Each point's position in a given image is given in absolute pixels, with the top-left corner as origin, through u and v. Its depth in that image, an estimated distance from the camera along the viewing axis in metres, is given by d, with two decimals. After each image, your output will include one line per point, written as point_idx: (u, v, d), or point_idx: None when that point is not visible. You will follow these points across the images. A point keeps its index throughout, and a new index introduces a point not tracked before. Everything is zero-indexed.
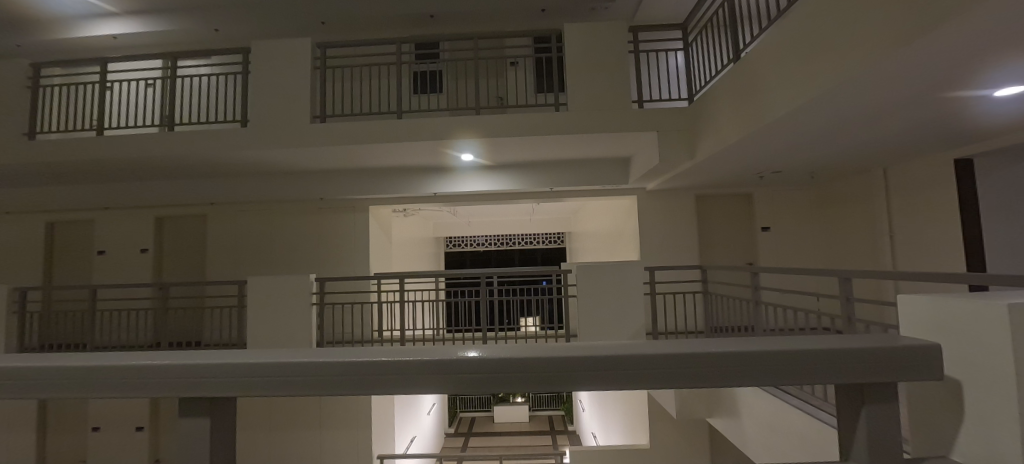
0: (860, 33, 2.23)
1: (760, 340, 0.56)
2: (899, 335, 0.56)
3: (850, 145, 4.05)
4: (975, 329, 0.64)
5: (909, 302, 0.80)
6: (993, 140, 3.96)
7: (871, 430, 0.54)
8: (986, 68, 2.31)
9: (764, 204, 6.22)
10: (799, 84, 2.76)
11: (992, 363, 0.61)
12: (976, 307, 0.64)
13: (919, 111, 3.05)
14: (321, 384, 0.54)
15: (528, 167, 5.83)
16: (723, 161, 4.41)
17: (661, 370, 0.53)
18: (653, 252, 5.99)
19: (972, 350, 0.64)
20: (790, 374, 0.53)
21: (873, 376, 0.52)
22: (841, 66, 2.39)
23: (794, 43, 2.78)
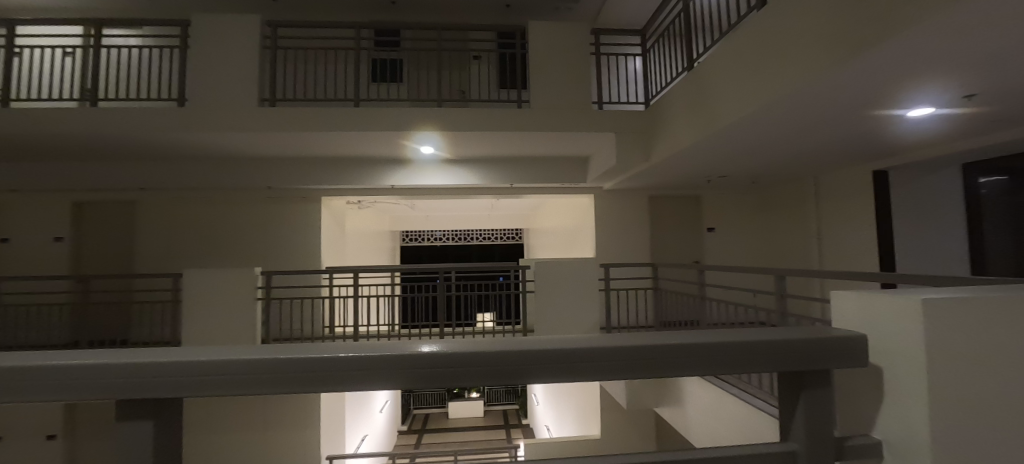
0: (802, 50, 2.39)
1: (707, 332, 0.60)
2: (825, 327, 0.63)
3: (788, 154, 4.35)
4: (882, 319, 0.70)
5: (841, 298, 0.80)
6: (907, 155, 4.40)
7: (809, 410, 0.61)
8: (908, 89, 2.55)
9: (711, 205, 6.55)
10: (747, 95, 2.91)
11: (909, 359, 0.67)
12: (885, 300, 0.70)
13: (846, 126, 3.33)
14: (275, 379, 0.54)
15: (484, 163, 5.77)
16: (675, 164, 4.62)
17: (613, 361, 0.56)
18: (608, 250, 6.15)
19: (889, 345, 0.69)
20: (725, 363, 0.57)
21: (810, 365, 0.57)
22: (785, 80, 2.54)
23: (743, 56, 2.94)
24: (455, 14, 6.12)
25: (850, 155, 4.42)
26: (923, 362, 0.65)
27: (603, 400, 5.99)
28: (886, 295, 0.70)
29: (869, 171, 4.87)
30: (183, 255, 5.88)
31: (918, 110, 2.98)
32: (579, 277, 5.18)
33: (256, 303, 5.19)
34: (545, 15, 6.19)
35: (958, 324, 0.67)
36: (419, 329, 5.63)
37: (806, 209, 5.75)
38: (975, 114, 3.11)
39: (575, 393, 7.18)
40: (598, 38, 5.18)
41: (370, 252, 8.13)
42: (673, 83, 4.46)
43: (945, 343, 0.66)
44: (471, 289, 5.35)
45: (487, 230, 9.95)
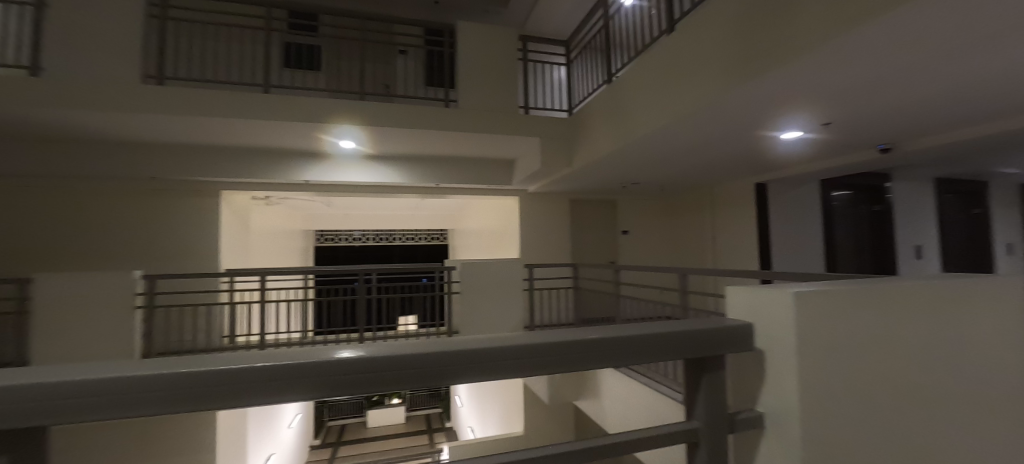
0: (704, 73, 2.67)
1: (582, 329, 0.75)
2: (722, 318, 0.82)
3: (692, 166, 4.82)
4: (763, 311, 0.83)
5: (735, 298, 0.89)
6: (786, 170, 5.08)
7: (708, 393, 0.78)
8: (784, 114, 2.95)
9: (626, 209, 6.99)
10: (656, 111, 3.18)
11: (783, 342, 0.80)
12: (767, 295, 0.82)
13: (737, 143, 3.76)
14: (205, 390, 0.64)
15: (408, 161, 5.61)
16: (595, 170, 4.88)
17: (510, 359, 0.71)
18: (531, 250, 6.30)
19: (769, 332, 0.82)
20: (597, 358, 0.73)
21: (710, 348, 0.76)
22: (689, 99, 2.81)
23: (654, 73, 3.19)
24: (379, 5, 5.89)
25: (741, 169, 4.99)
26: (795, 348, 0.78)
27: (526, 396, 6.13)
28: (770, 288, 0.81)
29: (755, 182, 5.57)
30: (37, 255, 4.95)
31: (788, 133, 3.44)
32: (504, 277, 5.25)
33: (136, 312, 4.55)
34: (473, 16, 6.20)
35: (819, 314, 0.81)
36: (336, 336, 5.30)
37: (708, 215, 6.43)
38: (833, 139, 3.69)
39: (498, 392, 7.25)
40: (525, 44, 5.30)
41: (279, 252, 7.49)
42: (593, 93, 4.71)
43: (810, 326, 0.79)
44: (394, 291, 5.16)
45: (411, 230, 9.69)
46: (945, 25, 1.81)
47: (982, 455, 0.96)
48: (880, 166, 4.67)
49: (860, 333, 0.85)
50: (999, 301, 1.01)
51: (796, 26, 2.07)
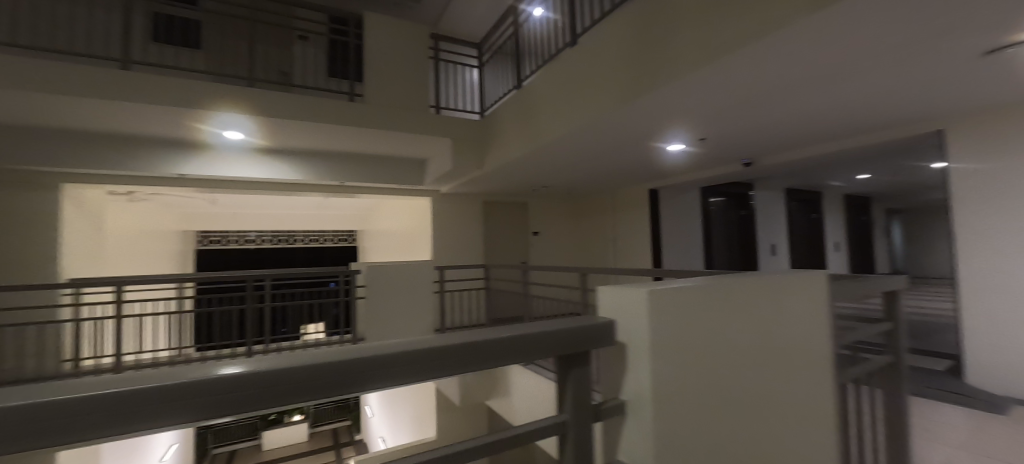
0: (604, 88, 2.93)
1: (456, 335, 0.93)
2: (592, 318, 1.09)
3: (595, 172, 5.16)
4: (626, 307, 1.11)
5: (610, 297, 1.16)
6: (675, 178, 5.65)
7: (575, 387, 1.03)
8: (670, 127, 3.31)
9: (537, 212, 7.21)
10: (561, 120, 3.38)
11: (637, 330, 1.09)
12: (630, 294, 1.10)
13: (632, 153, 4.13)
14: (93, 419, 0.70)
15: (308, 157, 5.23)
16: (506, 173, 4.99)
17: (398, 365, 0.86)
18: (444, 252, 6.23)
19: (630, 324, 1.10)
20: (471, 361, 0.92)
21: (579, 347, 1.02)
22: (591, 109, 3.05)
23: (560, 83, 3.38)
24: None
25: (638, 176, 5.46)
26: (648, 332, 1.07)
27: (438, 400, 6.04)
28: (631, 289, 1.09)
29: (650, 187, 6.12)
30: None
31: (673, 145, 3.85)
32: (413, 279, 5.14)
33: None
34: (384, 10, 6.01)
35: (664, 305, 1.11)
36: (221, 352, 4.70)
37: (610, 218, 6.93)
38: (711, 152, 4.21)
39: (409, 399, 7.02)
40: (437, 43, 5.28)
41: (147, 258, 6.43)
42: (504, 98, 4.84)
43: (658, 317, 1.09)
44: (294, 299, 4.65)
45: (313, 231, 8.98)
46: (784, 59, 2.24)
47: (772, 404, 1.36)
48: (748, 177, 5.41)
49: (692, 317, 1.18)
50: (784, 288, 1.43)
51: (680, 47, 2.39)
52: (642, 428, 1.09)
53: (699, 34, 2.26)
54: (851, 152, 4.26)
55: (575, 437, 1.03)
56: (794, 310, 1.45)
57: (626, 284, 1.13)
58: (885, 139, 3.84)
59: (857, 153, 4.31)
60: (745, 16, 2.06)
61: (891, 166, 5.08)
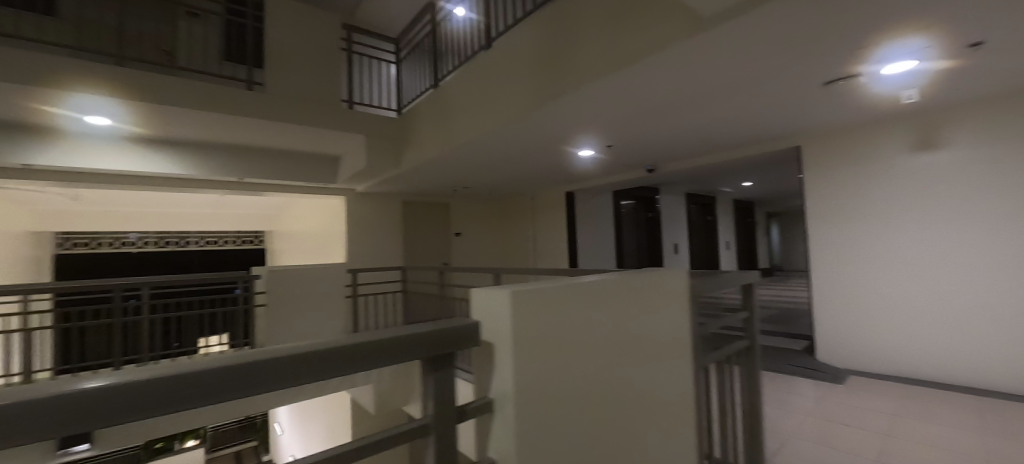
0: (518, 92, 3.03)
1: (335, 337, 0.92)
2: (458, 320, 1.11)
3: (513, 174, 5.27)
4: (492, 308, 1.16)
5: (478, 300, 1.19)
6: (589, 182, 5.95)
7: (437, 388, 1.03)
8: (579, 133, 3.50)
9: (458, 213, 7.17)
10: (478, 121, 3.42)
11: (500, 331, 1.15)
12: (495, 296, 1.16)
13: (546, 156, 4.29)
14: None
15: (201, 149, 4.66)
16: (423, 173, 4.91)
17: (278, 371, 0.83)
18: (360, 254, 5.95)
19: (493, 326, 1.16)
20: (350, 363, 0.91)
21: (443, 348, 1.03)
22: (507, 112, 3.13)
23: (478, 85, 3.41)
24: None
25: (554, 179, 5.67)
26: (509, 331, 1.13)
27: (353, 409, 5.74)
28: (494, 293, 1.14)
29: (567, 190, 6.39)
30: None
31: (583, 151, 4.06)
32: (320, 282, 4.83)
33: None
34: None
35: (527, 306, 1.18)
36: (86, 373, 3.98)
37: (530, 219, 7.11)
38: (619, 158, 4.51)
39: (322, 411, 6.59)
40: (351, 34, 5.07)
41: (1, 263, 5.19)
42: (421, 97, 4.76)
43: (519, 319, 1.15)
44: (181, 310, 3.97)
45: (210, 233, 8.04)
46: (672, 76, 2.48)
47: (633, 388, 1.51)
48: (653, 182, 5.87)
49: (555, 317, 1.27)
50: (645, 283, 1.58)
51: (588, 58, 2.55)
52: (506, 423, 1.15)
53: (602, 46, 2.44)
54: (735, 162, 4.82)
55: (437, 437, 1.03)
56: (657, 308, 1.62)
57: (488, 286, 1.17)
58: (761, 152, 4.42)
59: (740, 163, 4.89)
60: (642, 34, 2.26)
61: (768, 175, 5.82)
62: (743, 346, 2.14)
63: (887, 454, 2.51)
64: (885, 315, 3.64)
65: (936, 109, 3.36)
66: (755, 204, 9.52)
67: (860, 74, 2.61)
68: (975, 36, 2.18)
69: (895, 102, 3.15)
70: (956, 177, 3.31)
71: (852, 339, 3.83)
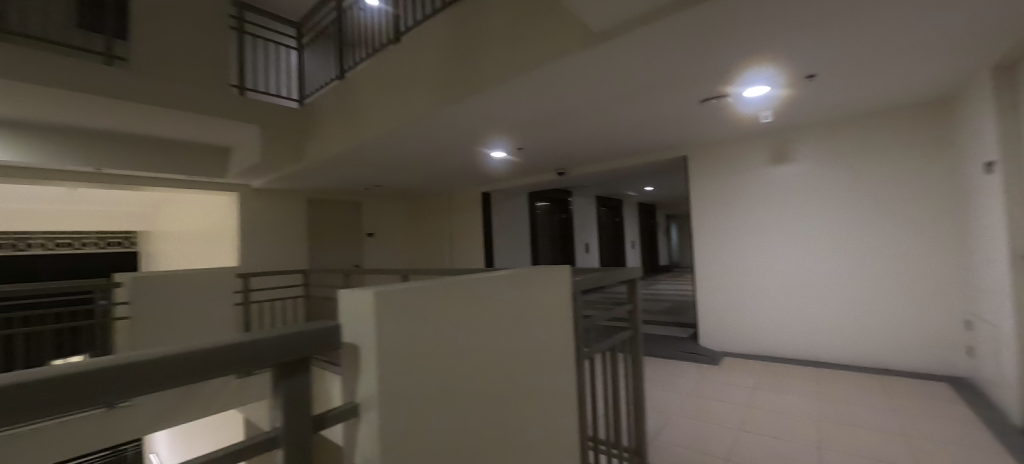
0: (422, 91, 3.02)
1: (173, 345, 0.88)
2: (318, 323, 1.11)
3: (426, 174, 5.19)
4: (357, 309, 1.16)
5: (346, 302, 1.18)
6: (503, 183, 6.07)
7: (288, 395, 1.00)
8: (488, 135, 3.57)
9: (371, 212, 6.86)
10: (384, 118, 3.34)
11: (364, 335, 1.14)
12: (358, 296, 1.15)
13: (458, 157, 4.30)
14: None
15: (48, 134, 3.88)
16: (328, 170, 4.65)
17: (100, 387, 0.79)
18: (258, 256, 5.43)
19: (357, 327, 1.15)
20: (186, 375, 0.87)
21: (297, 354, 1.01)
22: (411, 111, 3.11)
23: (384, 81, 3.33)
24: None
25: (469, 179, 5.69)
26: (371, 332, 1.13)
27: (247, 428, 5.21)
28: (358, 294, 1.14)
29: (481, 191, 6.47)
30: None
31: (496, 152, 4.14)
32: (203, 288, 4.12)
33: None
34: None
35: (393, 307, 1.18)
36: None
37: (444, 219, 7.07)
38: (530, 161, 4.66)
39: (210, 433, 5.89)
40: (245, 14, 4.66)
41: None
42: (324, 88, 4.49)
43: (383, 321, 1.15)
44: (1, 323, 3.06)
45: None
46: (566, 85, 2.63)
47: (515, 379, 1.56)
48: (563, 184, 6.15)
49: (427, 316, 1.27)
50: (529, 281, 1.64)
51: (488, 63, 2.63)
52: (369, 424, 1.14)
53: (504, 54, 2.53)
54: (635, 168, 5.22)
55: (288, 446, 1.00)
56: (541, 304, 1.69)
57: (353, 289, 1.15)
58: (656, 160, 4.84)
59: (640, 169, 5.31)
60: (539, 43, 2.38)
61: (664, 181, 6.40)
62: (626, 336, 2.13)
63: (749, 422, 2.89)
64: (747, 305, 4.22)
65: (789, 129, 3.95)
66: (656, 207, 10.40)
67: (727, 95, 2.97)
68: (812, 69, 2.59)
69: (758, 121, 3.64)
70: (800, 187, 3.93)
71: (727, 326, 4.34)
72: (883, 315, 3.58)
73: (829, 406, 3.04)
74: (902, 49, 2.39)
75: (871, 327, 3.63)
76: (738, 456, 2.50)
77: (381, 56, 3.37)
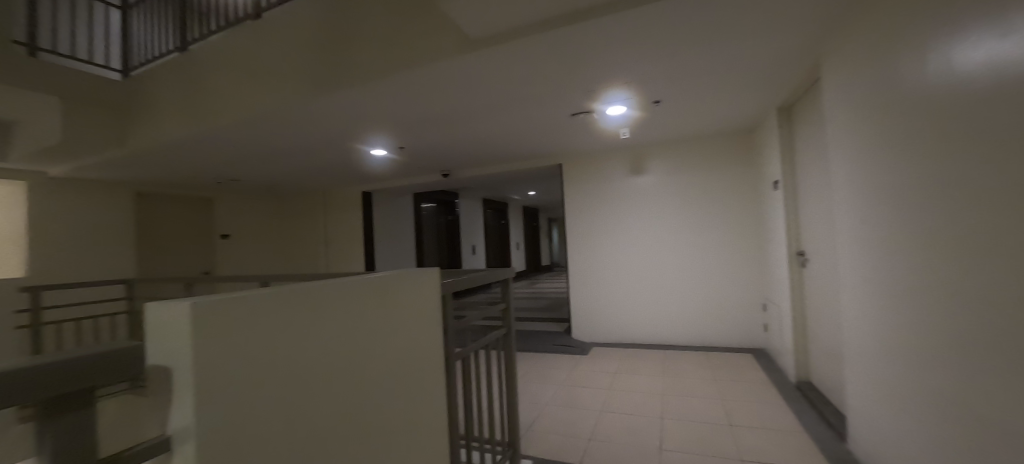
0: (288, 77, 2.73)
1: None
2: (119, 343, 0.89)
3: (295, 169, 4.72)
4: (169, 324, 0.96)
5: (158, 317, 0.97)
6: (384, 182, 5.81)
7: (59, 439, 0.79)
8: (364, 131, 3.38)
9: (226, 211, 6.00)
10: (240, 104, 2.95)
11: (179, 355, 0.95)
12: (171, 308, 0.96)
13: (331, 152, 4.00)
14: None
15: None
16: (167, 160, 3.94)
17: None
18: (68, 262, 4.35)
19: (173, 345, 0.96)
20: None
21: (75, 386, 0.79)
22: (273, 98, 2.80)
23: (242, 62, 2.95)
24: None
25: (346, 177, 5.32)
26: (190, 351, 0.94)
27: None
28: (172, 306, 0.95)
29: (359, 191, 6.10)
30: None
31: (374, 150, 3.94)
32: None
33: None
34: None
35: (224, 320, 1.00)
36: None
37: (316, 219, 6.50)
38: (411, 160, 4.53)
39: None
40: None
41: None
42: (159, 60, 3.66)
43: (208, 339, 0.97)
44: None
45: None
46: (441, 87, 2.63)
47: (388, 391, 1.44)
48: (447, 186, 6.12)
49: (276, 328, 1.11)
50: (406, 286, 1.54)
51: (364, 55, 2.49)
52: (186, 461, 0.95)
53: (382, 48, 2.42)
54: (516, 173, 5.42)
55: None
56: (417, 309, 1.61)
57: (168, 301, 0.96)
58: (535, 167, 5.10)
59: (521, 174, 5.52)
60: (417, 41, 2.34)
61: (543, 186, 6.76)
62: (499, 334, 2.17)
63: (613, 404, 3.19)
64: (609, 301, 4.67)
65: (644, 145, 4.47)
66: (537, 212, 10.94)
67: (593, 111, 3.25)
68: (658, 96, 2.98)
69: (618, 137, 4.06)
70: (653, 197, 4.48)
71: (595, 320, 4.75)
72: (713, 304, 4.26)
73: (672, 382, 3.49)
74: (724, 86, 2.87)
75: (704, 314, 4.30)
76: (600, 437, 2.73)
77: (240, 35, 2.98)
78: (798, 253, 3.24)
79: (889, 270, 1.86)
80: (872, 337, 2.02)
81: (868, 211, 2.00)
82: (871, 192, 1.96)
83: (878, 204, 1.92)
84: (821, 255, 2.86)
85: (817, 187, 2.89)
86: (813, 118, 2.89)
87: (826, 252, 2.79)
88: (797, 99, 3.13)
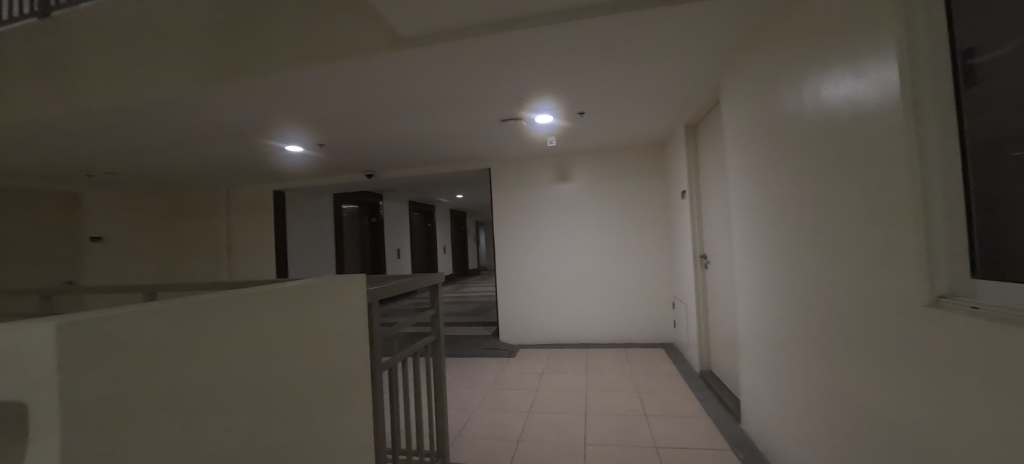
0: (188, 61, 2.46)
1: None
2: None
3: (194, 163, 4.25)
4: (24, 346, 0.83)
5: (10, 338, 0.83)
6: (299, 181, 5.43)
7: None
8: (278, 125, 3.14)
9: (98, 210, 5.20)
10: (125, 87, 2.59)
11: (39, 381, 0.82)
12: (28, 328, 0.82)
13: (239, 146, 3.67)
14: None
15: None
16: (23, 146, 3.34)
17: None
18: None
19: (30, 370, 0.82)
20: None
21: None
22: (169, 82, 2.49)
23: (128, 39, 2.59)
24: None
25: (255, 174, 4.90)
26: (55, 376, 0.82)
27: None
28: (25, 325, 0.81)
29: (270, 190, 5.64)
30: None
31: (289, 145, 3.68)
32: None
33: None
34: None
35: (101, 337, 0.88)
36: None
37: (217, 220, 5.87)
38: (329, 159, 4.29)
39: None
40: None
41: None
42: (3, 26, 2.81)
43: (78, 361, 0.84)
44: None
45: None
46: (364, 85, 2.53)
47: (309, 404, 1.35)
48: (369, 187, 5.87)
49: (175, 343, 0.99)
50: (327, 292, 1.45)
51: (280, 44, 2.31)
52: None
53: (301, 38, 2.27)
54: (444, 176, 5.36)
55: None
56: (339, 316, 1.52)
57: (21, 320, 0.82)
58: (462, 170, 5.07)
59: (448, 177, 5.47)
60: (341, 34, 2.22)
61: (469, 189, 6.75)
62: (427, 340, 2.13)
63: (538, 403, 3.27)
64: (535, 303, 4.78)
65: (568, 153, 4.65)
66: (464, 216, 10.90)
67: (522, 118, 3.32)
68: (582, 107, 3.11)
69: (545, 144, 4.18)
70: (576, 202, 4.67)
71: (521, 322, 4.83)
72: (630, 304, 4.53)
73: (593, 379, 3.65)
74: (640, 101, 3.08)
75: (622, 314, 4.56)
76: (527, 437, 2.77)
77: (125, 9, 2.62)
78: (701, 256, 3.56)
79: (776, 272, 2.10)
80: (762, 330, 2.28)
81: (758, 220, 2.25)
82: (761, 203, 2.21)
83: (766, 214, 2.16)
84: (722, 258, 3.16)
85: (716, 196, 3.21)
86: (715, 135, 3.19)
87: (725, 255, 3.10)
88: (701, 117, 3.44)
